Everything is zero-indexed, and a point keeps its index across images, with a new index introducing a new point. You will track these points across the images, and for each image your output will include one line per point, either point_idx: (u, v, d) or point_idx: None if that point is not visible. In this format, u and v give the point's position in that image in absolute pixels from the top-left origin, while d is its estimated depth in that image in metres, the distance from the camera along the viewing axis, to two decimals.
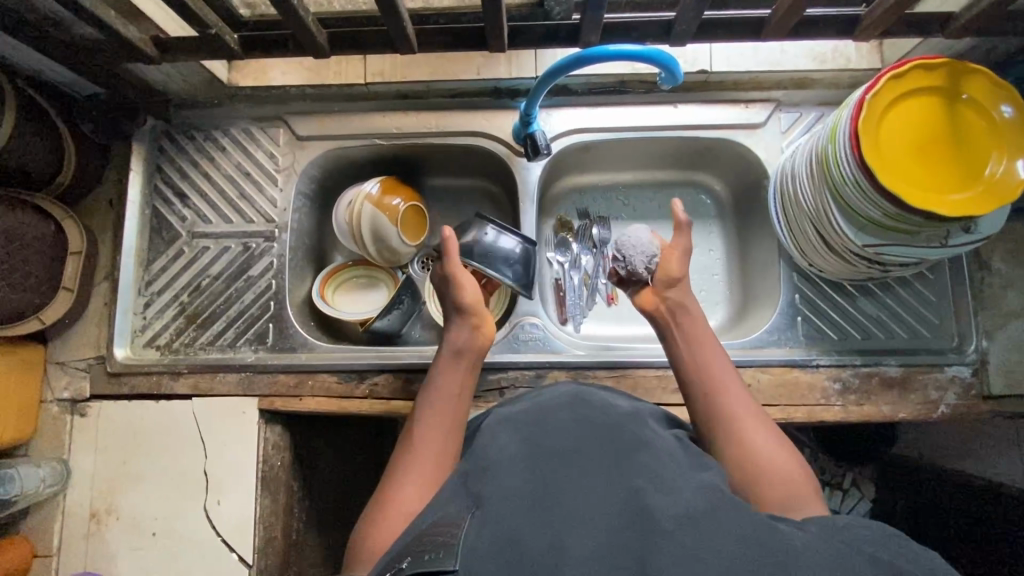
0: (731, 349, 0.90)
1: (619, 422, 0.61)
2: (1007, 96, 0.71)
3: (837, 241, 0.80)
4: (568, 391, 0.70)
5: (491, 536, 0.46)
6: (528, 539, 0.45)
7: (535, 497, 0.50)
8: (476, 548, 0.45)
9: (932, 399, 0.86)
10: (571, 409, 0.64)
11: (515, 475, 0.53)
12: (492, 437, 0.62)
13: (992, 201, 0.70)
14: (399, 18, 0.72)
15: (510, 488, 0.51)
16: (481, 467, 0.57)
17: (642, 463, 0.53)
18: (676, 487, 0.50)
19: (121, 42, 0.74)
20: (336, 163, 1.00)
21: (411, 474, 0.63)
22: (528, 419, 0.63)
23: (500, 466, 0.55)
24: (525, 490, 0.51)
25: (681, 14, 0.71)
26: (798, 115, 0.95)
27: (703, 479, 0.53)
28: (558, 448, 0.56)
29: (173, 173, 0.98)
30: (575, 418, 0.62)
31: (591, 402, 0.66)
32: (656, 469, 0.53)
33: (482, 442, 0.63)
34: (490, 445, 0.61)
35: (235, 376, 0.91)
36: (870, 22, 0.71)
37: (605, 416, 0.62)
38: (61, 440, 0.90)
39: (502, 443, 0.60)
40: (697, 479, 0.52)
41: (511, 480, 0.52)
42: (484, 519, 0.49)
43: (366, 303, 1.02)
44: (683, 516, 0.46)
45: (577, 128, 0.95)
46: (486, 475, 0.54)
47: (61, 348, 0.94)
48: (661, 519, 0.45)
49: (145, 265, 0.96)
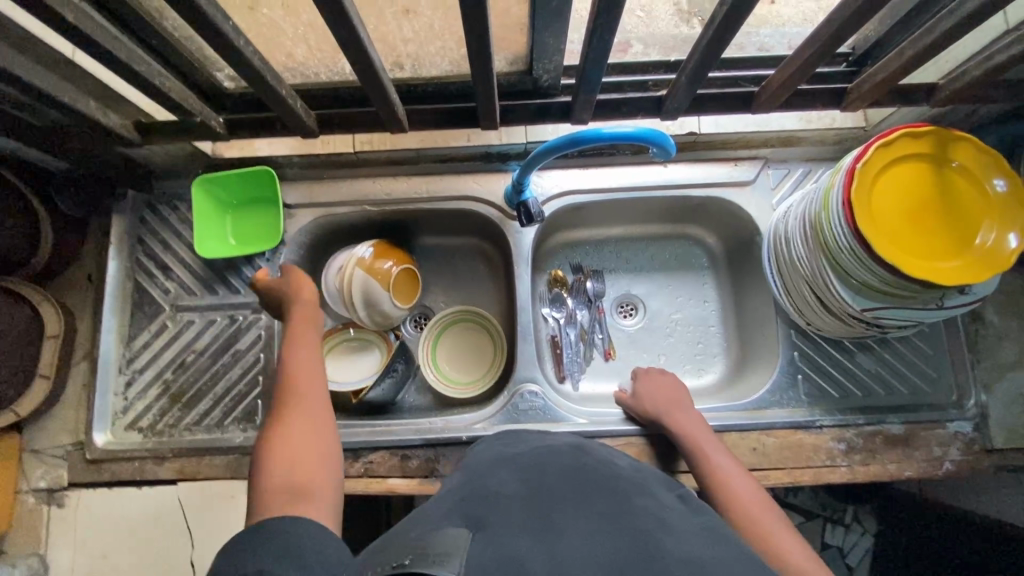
0: (734, 411, 0.88)
1: (621, 472, 0.57)
2: (997, 169, 0.72)
3: (835, 304, 0.80)
4: (568, 441, 0.66)
5: (491, 559, 0.43)
6: (531, 563, 0.43)
7: (537, 531, 0.46)
8: (481, 563, 0.43)
9: (937, 456, 0.85)
10: (567, 454, 0.60)
11: (513, 514, 0.49)
12: (486, 477, 0.56)
13: (986, 268, 0.70)
14: (388, 100, 0.71)
15: (509, 522, 0.47)
16: (477, 495, 0.53)
17: (645, 507, 0.50)
18: (678, 528, 0.48)
19: (102, 130, 0.72)
20: (326, 229, 0.98)
21: (288, 440, 0.67)
22: (525, 458, 0.59)
23: (500, 497, 0.51)
24: (525, 519, 0.48)
25: (674, 93, 0.71)
26: (787, 171, 0.95)
27: (706, 523, 0.50)
28: (557, 488, 0.52)
29: (156, 246, 0.95)
30: (573, 464, 0.58)
31: (592, 453, 0.62)
32: (659, 513, 0.50)
33: (474, 476, 0.57)
34: (484, 478, 0.56)
35: (223, 459, 0.87)
36: (858, 96, 0.72)
37: (605, 467, 0.58)
38: (38, 534, 0.85)
39: (499, 479, 0.55)
40: (699, 526, 0.49)
41: (509, 513, 0.48)
42: (479, 547, 0.45)
43: (358, 370, 1.00)
44: (688, 558, 0.44)
45: (570, 189, 0.95)
46: (483, 504, 0.50)
47: (37, 435, 0.89)
48: (667, 561, 0.43)
49: (127, 342, 0.92)
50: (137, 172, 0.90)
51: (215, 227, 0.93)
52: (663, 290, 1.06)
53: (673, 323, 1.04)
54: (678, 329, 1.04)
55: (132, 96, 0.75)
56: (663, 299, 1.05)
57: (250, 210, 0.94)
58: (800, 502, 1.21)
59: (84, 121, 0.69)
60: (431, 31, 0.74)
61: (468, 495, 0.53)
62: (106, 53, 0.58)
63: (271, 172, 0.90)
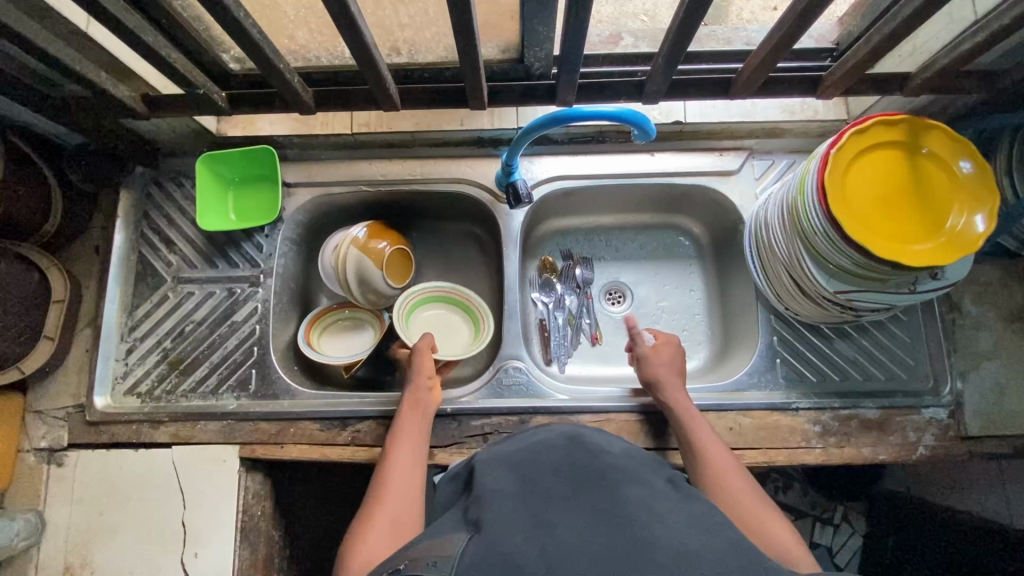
0: (713, 392, 0.91)
1: (613, 463, 0.60)
2: (965, 152, 0.74)
3: (811, 288, 0.82)
4: (563, 434, 0.69)
5: (484, 556, 0.47)
6: (524, 560, 0.46)
7: (532, 528, 0.50)
8: (474, 559, 0.47)
9: (911, 441, 0.87)
10: (562, 451, 0.62)
11: (508, 513, 0.52)
12: (484, 478, 0.60)
13: (954, 251, 0.72)
14: (382, 79, 0.75)
15: (504, 522, 0.50)
16: (477, 497, 0.57)
17: (635, 500, 0.53)
18: (666, 518, 0.50)
19: (113, 101, 0.76)
20: (323, 209, 1.02)
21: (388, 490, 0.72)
22: (521, 460, 0.63)
23: (494, 499, 0.55)
24: (522, 517, 0.51)
25: (653, 76, 0.75)
26: (771, 162, 0.98)
27: (692, 512, 0.53)
28: (551, 489, 0.55)
29: (161, 219, 0.99)
30: (566, 460, 0.61)
31: (585, 445, 0.65)
32: (648, 505, 0.52)
33: (476, 479, 0.62)
34: (484, 482, 0.60)
35: (216, 424, 0.90)
36: (832, 82, 0.75)
37: (599, 459, 0.61)
38: (38, 491, 0.88)
39: (494, 480, 0.59)
40: (686, 514, 0.52)
41: (507, 512, 0.52)
42: (479, 543, 0.49)
43: (351, 347, 1.02)
44: (675, 549, 0.47)
45: (559, 175, 0.99)
46: (482, 505, 0.54)
47: (41, 396, 0.93)
48: (653, 556, 0.46)
49: (130, 310, 0.96)
50: (144, 147, 0.95)
51: (218, 206, 0.97)
52: (650, 278, 1.09)
53: (659, 310, 1.07)
54: (664, 316, 1.06)
55: (143, 72, 0.79)
56: (650, 287, 1.08)
57: (251, 186, 0.98)
58: (787, 497, 1.21)
59: (97, 91, 0.74)
60: (425, 17, 0.76)
61: (470, 503, 0.57)
62: (117, 24, 0.63)
63: (271, 150, 0.94)
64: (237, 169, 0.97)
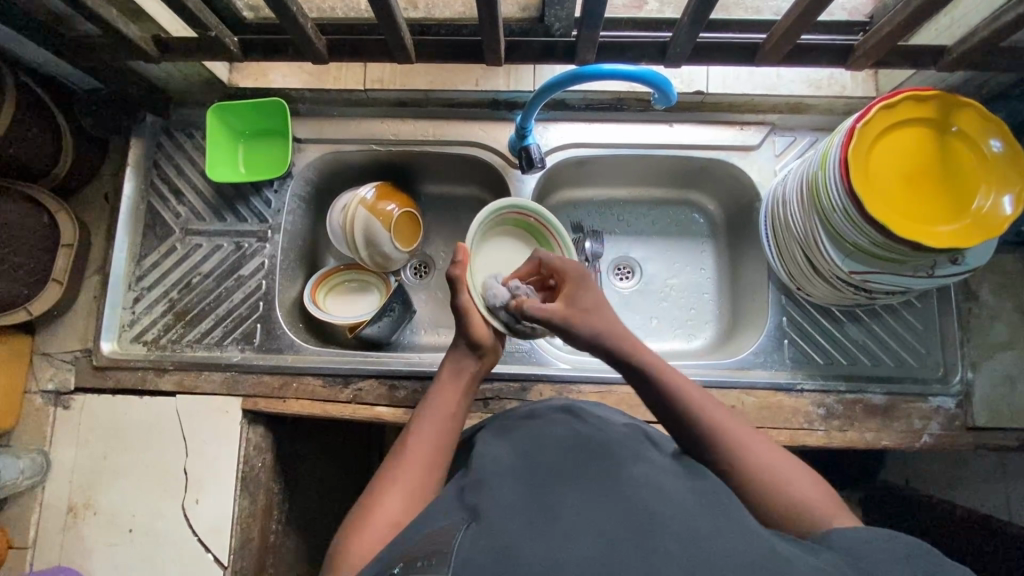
0: (717, 369, 0.90)
1: (615, 441, 0.59)
2: (995, 131, 0.71)
3: (825, 268, 0.80)
4: (560, 409, 0.68)
5: (479, 550, 0.44)
6: (526, 550, 0.43)
7: (533, 511, 0.48)
8: (472, 558, 0.44)
9: (916, 428, 0.86)
10: (564, 430, 0.61)
11: (508, 496, 0.51)
12: (485, 457, 0.59)
13: (978, 233, 0.70)
14: (398, 31, 0.73)
15: (504, 509, 0.49)
16: (476, 480, 0.55)
17: (639, 478, 0.51)
18: (670, 496, 0.49)
19: (123, 40, 0.75)
20: (333, 167, 1.00)
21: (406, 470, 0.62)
22: (523, 435, 0.62)
23: (493, 482, 0.53)
24: (522, 504, 0.49)
25: (677, 37, 0.72)
26: (793, 139, 0.95)
27: (699, 490, 0.51)
28: (552, 468, 0.54)
29: (171, 170, 0.98)
30: (568, 438, 0.59)
31: (586, 421, 0.64)
32: (654, 487, 0.50)
33: (472, 460, 0.60)
34: (481, 462, 0.58)
35: (219, 376, 0.91)
36: (863, 53, 0.72)
37: (600, 437, 0.59)
38: (44, 431, 0.90)
39: (493, 460, 0.57)
40: (692, 493, 0.50)
41: (505, 497, 0.50)
42: (476, 534, 0.47)
43: (355, 309, 1.01)
44: (683, 532, 0.44)
45: (574, 143, 0.97)
46: (481, 490, 0.53)
47: (49, 339, 0.94)
48: (659, 535, 0.44)
49: (138, 260, 0.96)
50: (155, 94, 0.94)
51: (228, 159, 0.96)
52: (660, 254, 1.07)
53: (668, 287, 1.05)
54: (672, 294, 1.05)
55: (155, 12, 0.78)
56: (660, 263, 1.06)
57: (262, 139, 0.97)
58: None
59: (107, 29, 0.73)
60: None
61: (467, 485, 0.56)
62: None
63: (282, 103, 0.93)
64: (248, 121, 0.96)
